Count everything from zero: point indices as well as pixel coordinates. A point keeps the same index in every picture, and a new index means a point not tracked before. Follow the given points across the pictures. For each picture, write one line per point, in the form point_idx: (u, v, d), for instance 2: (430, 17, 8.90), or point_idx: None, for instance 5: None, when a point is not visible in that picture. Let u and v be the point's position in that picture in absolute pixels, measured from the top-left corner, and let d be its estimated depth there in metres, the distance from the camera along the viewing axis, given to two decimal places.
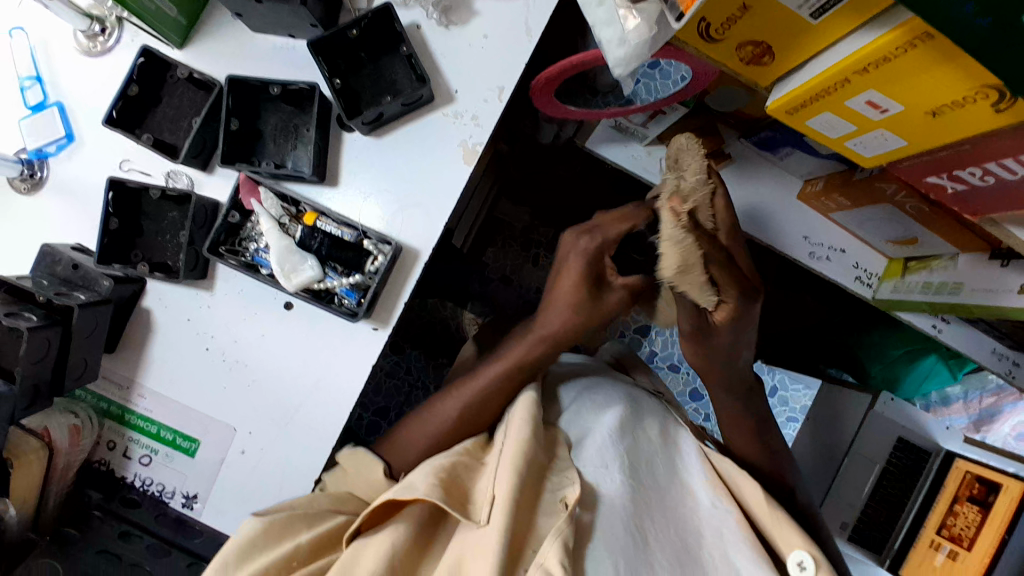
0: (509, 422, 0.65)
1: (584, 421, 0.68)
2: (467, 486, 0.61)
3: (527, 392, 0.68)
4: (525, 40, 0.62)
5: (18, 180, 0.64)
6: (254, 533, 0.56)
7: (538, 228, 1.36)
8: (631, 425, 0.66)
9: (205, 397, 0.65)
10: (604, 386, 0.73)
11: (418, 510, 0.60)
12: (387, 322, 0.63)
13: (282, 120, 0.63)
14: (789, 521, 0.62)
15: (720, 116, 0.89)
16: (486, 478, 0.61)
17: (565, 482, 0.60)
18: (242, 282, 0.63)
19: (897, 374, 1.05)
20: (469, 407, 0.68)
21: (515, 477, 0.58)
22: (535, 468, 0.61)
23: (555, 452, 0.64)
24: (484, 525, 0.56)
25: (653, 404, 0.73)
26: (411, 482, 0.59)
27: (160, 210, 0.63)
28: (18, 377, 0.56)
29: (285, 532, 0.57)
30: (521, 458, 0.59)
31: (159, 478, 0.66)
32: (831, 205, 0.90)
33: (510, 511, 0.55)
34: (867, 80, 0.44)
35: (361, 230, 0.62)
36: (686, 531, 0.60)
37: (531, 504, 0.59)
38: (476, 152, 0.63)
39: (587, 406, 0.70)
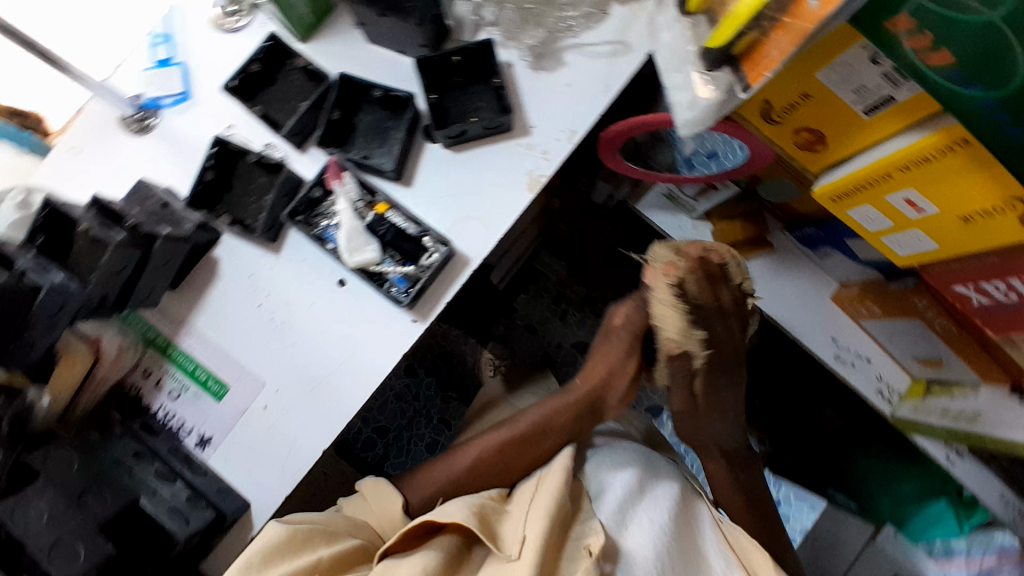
0: (542, 476, 0.72)
1: (606, 476, 0.74)
2: (493, 522, 0.68)
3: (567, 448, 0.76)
4: (603, 94, 0.70)
5: (129, 121, 0.71)
6: (278, 540, 0.62)
7: (569, 286, 1.57)
8: (648, 484, 0.73)
9: (248, 348, 0.70)
10: (624, 445, 0.80)
11: (448, 541, 0.67)
12: (427, 316, 0.68)
13: (376, 120, 0.71)
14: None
15: (768, 206, 0.96)
16: (515, 522, 0.67)
17: (587, 531, 0.67)
18: (308, 251, 0.69)
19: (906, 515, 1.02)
20: (508, 450, 0.76)
21: (547, 519, 0.65)
22: (563, 515, 0.67)
23: (579, 503, 0.71)
24: (516, 560, 0.63)
25: (672, 468, 0.79)
26: (447, 510, 0.67)
27: (250, 175, 0.70)
28: (93, 282, 0.59)
29: (304, 544, 0.64)
30: (551, 505, 0.66)
31: (181, 414, 0.70)
32: (863, 311, 0.93)
33: (541, 549, 0.63)
34: (908, 177, 0.49)
35: (423, 228, 0.68)
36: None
37: (556, 548, 0.65)
38: (540, 182, 0.69)
39: (609, 462, 0.76)
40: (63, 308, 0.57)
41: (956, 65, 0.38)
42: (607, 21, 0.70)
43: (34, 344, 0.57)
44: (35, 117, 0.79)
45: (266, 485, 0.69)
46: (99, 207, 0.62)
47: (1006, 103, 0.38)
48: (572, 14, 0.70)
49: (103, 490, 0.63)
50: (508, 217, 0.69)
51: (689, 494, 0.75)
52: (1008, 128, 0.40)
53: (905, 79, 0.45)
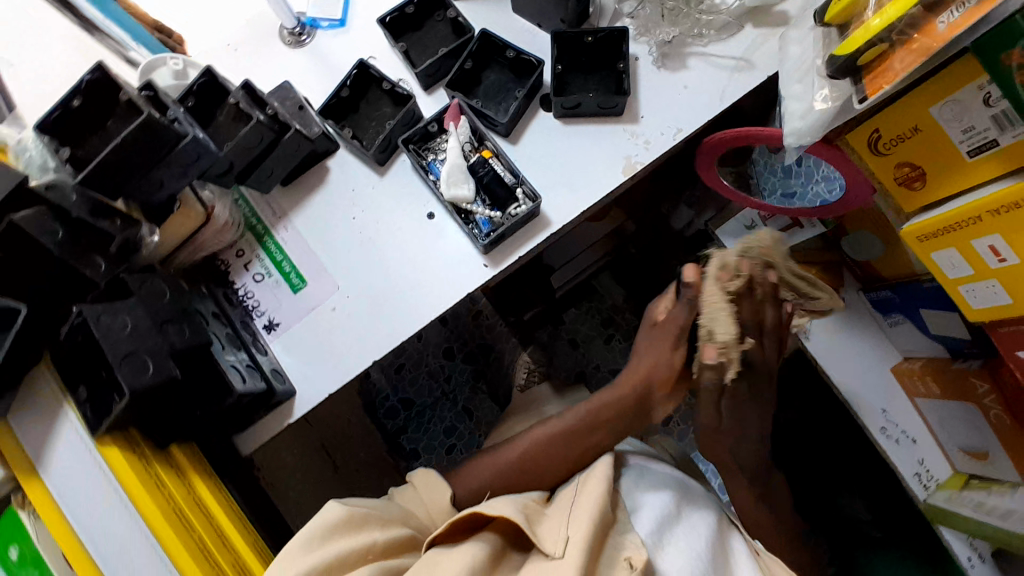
0: (583, 481, 0.77)
1: (644, 498, 0.77)
2: (535, 523, 0.71)
3: (606, 458, 0.81)
4: (716, 102, 0.73)
5: (287, 33, 0.80)
6: (340, 517, 0.67)
7: (621, 311, 1.61)
8: (684, 508, 0.77)
9: (331, 252, 0.76)
10: (658, 469, 0.84)
11: (492, 536, 0.71)
12: (499, 263, 0.73)
13: (501, 80, 0.77)
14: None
15: (847, 261, 0.96)
16: (556, 524, 0.70)
17: (625, 544, 0.69)
18: (410, 180, 0.76)
19: None
20: (552, 447, 0.82)
21: (591, 523, 0.68)
22: (604, 522, 0.70)
23: (616, 514, 0.74)
24: (561, 557, 0.65)
25: (703, 496, 0.82)
26: (494, 505, 0.71)
27: (378, 102, 0.78)
28: (227, 149, 0.66)
29: (362, 523, 0.68)
30: (595, 514, 0.69)
31: (258, 296, 0.76)
32: (920, 388, 0.91)
33: (586, 552, 0.64)
34: (998, 222, 0.51)
35: (519, 179, 0.73)
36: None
37: (598, 552, 0.67)
38: (635, 168, 0.73)
39: (645, 482, 0.80)
40: (193, 162, 0.63)
41: None
42: (740, 34, 0.74)
43: (163, 184, 0.63)
44: (178, 38, 0.84)
45: (315, 378, 0.74)
46: (247, 89, 0.70)
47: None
48: (707, 23, 0.74)
49: (182, 323, 0.61)
50: (598, 192, 0.73)
51: (720, 523, 0.78)
52: None
53: (1014, 124, 0.47)
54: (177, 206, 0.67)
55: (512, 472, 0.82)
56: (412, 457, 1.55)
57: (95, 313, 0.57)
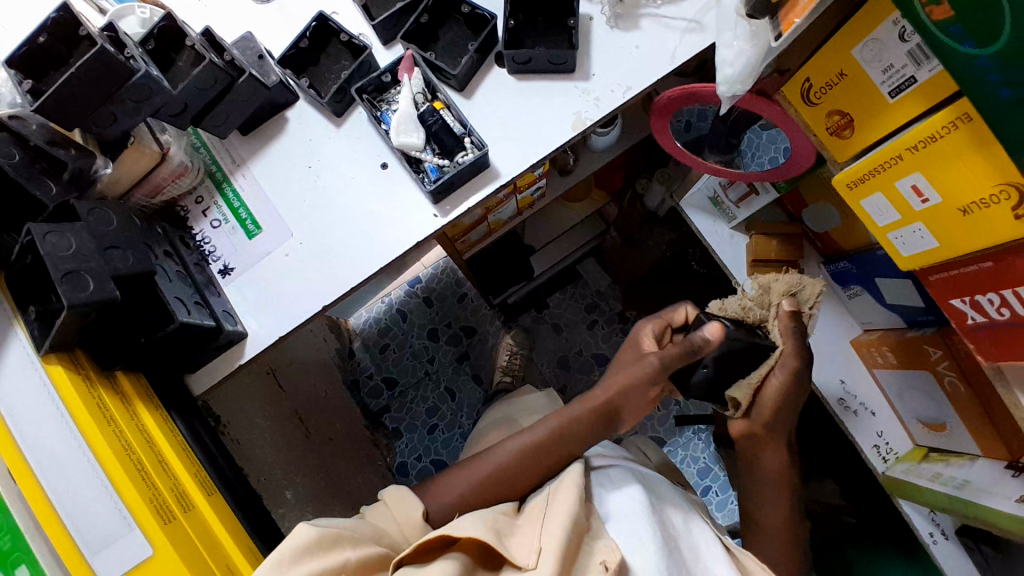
0: (552, 492, 0.76)
1: (613, 502, 0.76)
2: (506, 538, 0.70)
3: (578, 465, 0.79)
4: (667, 61, 0.74)
5: None
6: (312, 540, 0.66)
7: (606, 297, 1.66)
8: (654, 504, 0.76)
9: (287, 199, 0.77)
10: (624, 470, 0.83)
11: (460, 556, 0.69)
12: (448, 213, 0.74)
13: (458, 36, 0.79)
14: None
15: (809, 233, 0.96)
16: (529, 540, 0.69)
17: (598, 553, 0.67)
18: (364, 131, 0.77)
19: None
20: (521, 466, 0.80)
21: (564, 531, 0.67)
22: (578, 531, 0.69)
23: (591, 520, 0.73)
24: (534, 568, 0.65)
25: (666, 489, 0.83)
26: (462, 525, 0.70)
27: (338, 55, 0.80)
28: (180, 89, 0.68)
29: (334, 545, 0.67)
30: (569, 518, 0.69)
31: (215, 241, 0.77)
32: (878, 358, 0.91)
33: (558, 561, 0.64)
34: (917, 159, 0.50)
35: (468, 129, 0.74)
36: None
37: (569, 565, 0.66)
38: (584, 124, 0.74)
39: (612, 484, 0.79)
40: (147, 99, 0.66)
41: (954, 18, 0.40)
42: None
43: (115, 119, 0.66)
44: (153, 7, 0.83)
45: (262, 321, 0.75)
46: (207, 35, 0.72)
47: (999, 58, 0.39)
48: None
49: (125, 249, 0.65)
50: (546, 147, 0.74)
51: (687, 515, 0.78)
52: (965, 44, 0.40)
53: (928, 59, 0.47)
54: (131, 141, 0.69)
55: (483, 487, 0.80)
56: (394, 436, 1.56)
57: (42, 232, 0.60)
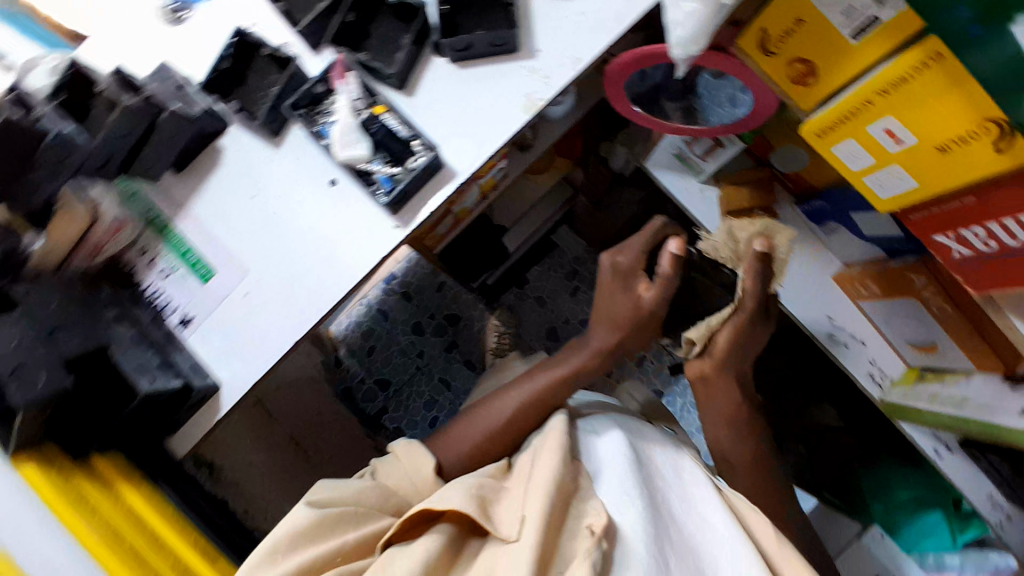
0: (538, 449, 0.74)
1: (602, 453, 0.74)
2: (492, 504, 0.68)
3: (559, 416, 0.79)
4: (614, 22, 0.69)
5: (167, 14, 0.75)
6: (309, 521, 0.65)
7: (586, 261, 1.64)
8: (640, 454, 0.73)
9: (238, 235, 0.73)
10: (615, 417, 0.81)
11: (448, 527, 0.66)
12: (409, 222, 0.70)
13: (390, 29, 0.72)
14: (801, 561, 0.61)
15: (779, 175, 0.94)
16: (514, 505, 0.67)
17: (586, 512, 0.65)
18: (306, 149, 0.72)
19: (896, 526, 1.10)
20: (521, 408, 0.81)
21: (545, 497, 0.64)
22: (562, 492, 0.66)
23: (579, 480, 0.70)
24: (515, 540, 0.62)
25: (657, 433, 0.80)
26: (445, 496, 0.67)
27: (265, 70, 0.73)
28: (99, 138, 0.66)
29: (326, 529, 0.66)
30: (551, 483, 0.66)
31: (168, 292, 0.73)
32: (863, 291, 0.90)
33: (541, 530, 0.61)
34: (888, 103, 0.48)
35: (415, 132, 0.69)
36: (701, 561, 0.63)
37: (556, 527, 0.63)
38: (537, 105, 0.71)
39: (596, 437, 0.77)
40: (66, 159, 0.65)
41: None
42: None
43: (38, 186, 0.66)
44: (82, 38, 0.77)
45: (236, 369, 0.72)
46: (119, 73, 0.68)
47: None
48: None
49: (71, 328, 0.65)
50: (499, 137, 0.70)
51: (676, 460, 0.75)
52: None
53: None
54: (57, 207, 0.66)
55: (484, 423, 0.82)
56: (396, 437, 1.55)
57: None
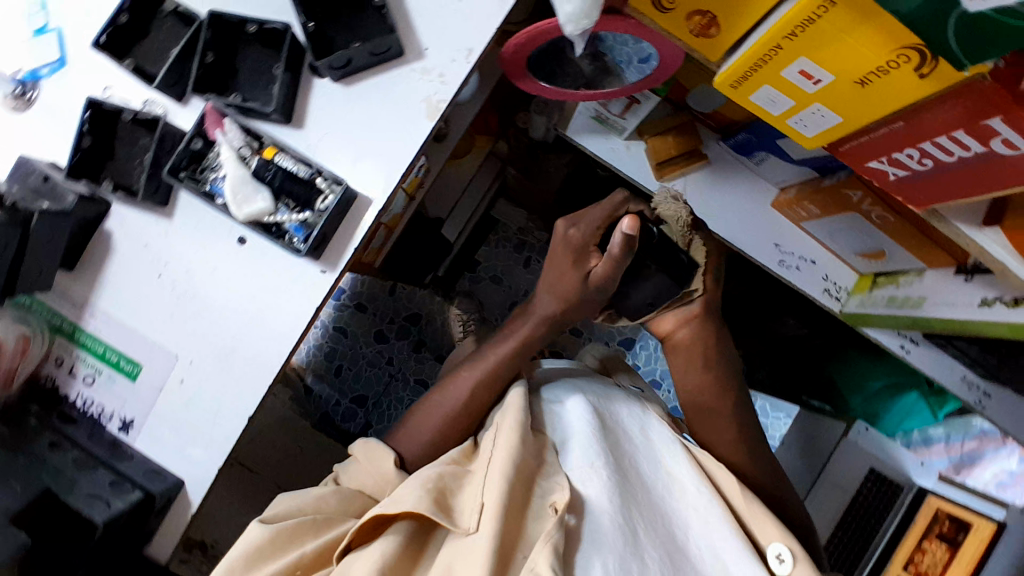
0: (499, 426, 0.69)
1: (568, 420, 0.71)
2: (453, 494, 0.63)
3: (517, 389, 0.74)
4: (497, 5, 0.65)
5: (10, 98, 0.65)
6: (263, 540, 0.61)
7: (530, 231, 1.57)
8: (605, 418, 0.71)
9: (154, 322, 0.66)
10: (578, 382, 0.79)
11: (407, 524, 0.62)
12: (335, 264, 0.65)
13: (258, 60, 0.65)
14: (768, 516, 0.63)
15: (700, 115, 0.92)
16: (473, 490, 0.63)
17: (553, 488, 0.62)
18: (201, 212, 0.65)
19: (877, 409, 1.24)
20: (477, 387, 0.76)
21: (504, 484, 0.61)
22: (524, 472, 0.63)
23: (543, 456, 0.67)
24: (474, 532, 0.58)
25: (621, 393, 0.79)
26: (400, 497, 0.61)
27: (132, 136, 0.65)
28: None
29: (286, 546, 0.62)
30: (508, 465, 0.62)
31: (99, 399, 0.68)
32: (802, 213, 0.90)
33: (499, 519, 0.58)
34: (798, 45, 0.46)
35: (315, 168, 0.64)
36: (672, 525, 0.63)
37: (520, 510, 0.61)
38: (439, 108, 0.65)
39: (561, 404, 0.74)
40: None
41: None
42: None
43: None
44: None
45: (193, 460, 0.66)
46: None
47: None
48: None
49: (8, 480, 0.61)
50: (407, 152, 0.65)
51: (643, 420, 0.74)
52: None
53: None
54: None
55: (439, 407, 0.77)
56: None
57: None
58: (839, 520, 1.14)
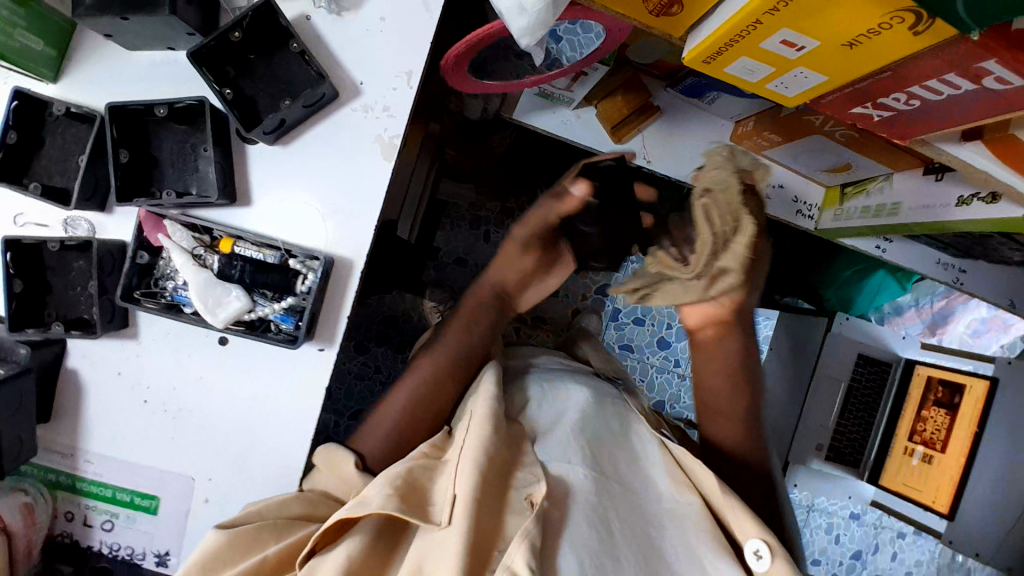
0: (471, 415, 0.64)
1: (546, 417, 0.68)
2: (426, 487, 0.59)
3: (489, 373, 0.70)
4: (425, 19, 0.59)
5: None
6: (220, 547, 0.53)
7: (484, 205, 1.42)
8: (589, 413, 0.68)
9: (152, 452, 0.61)
10: (563, 378, 0.75)
11: (373, 520, 0.57)
12: (332, 339, 0.60)
13: (177, 142, 0.58)
14: (745, 510, 0.58)
15: (643, 67, 0.88)
16: (447, 477, 0.59)
17: (529, 478, 0.58)
18: (167, 324, 0.59)
19: (850, 295, 1.15)
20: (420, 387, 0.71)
21: (474, 471, 0.56)
22: (497, 465, 0.59)
23: (519, 447, 0.62)
24: (447, 526, 0.53)
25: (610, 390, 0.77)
26: (365, 497, 0.55)
27: (64, 262, 0.58)
28: None
29: (253, 544, 0.55)
30: (481, 455, 0.58)
31: (126, 541, 0.63)
32: (764, 142, 0.89)
33: (471, 509, 0.54)
34: (780, 18, 0.43)
35: (284, 250, 0.58)
36: (648, 523, 0.58)
37: (496, 505, 0.56)
38: (395, 145, 0.60)
39: (548, 397, 0.71)
40: None
41: None
42: None
43: None
44: None
45: None
46: None
47: None
48: None
49: None
50: (375, 201, 0.60)
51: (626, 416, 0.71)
52: None
53: None
54: None
55: (417, 411, 0.69)
56: None
57: None
58: (834, 428, 1.14)
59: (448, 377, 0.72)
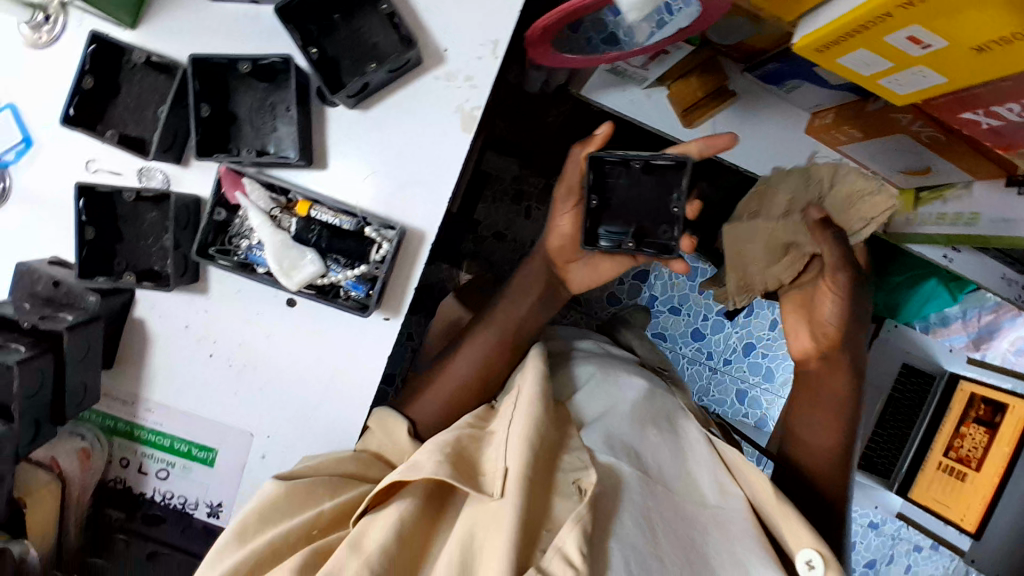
0: (519, 391, 0.64)
1: (595, 407, 0.67)
2: (473, 456, 0.59)
3: (535, 352, 0.69)
4: None
5: None
6: (277, 496, 0.56)
7: (527, 178, 1.27)
8: (637, 404, 0.66)
9: (211, 406, 0.62)
10: (614, 366, 0.73)
11: (423, 485, 0.57)
12: (398, 310, 0.60)
13: (256, 99, 0.57)
14: (801, 520, 0.57)
15: (722, 49, 0.84)
16: (496, 448, 0.58)
17: (578, 464, 0.57)
18: (238, 282, 0.59)
19: (898, 300, 1.09)
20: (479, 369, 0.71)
21: (525, 451, 0.55)
22: (546, 446, 0.58)
23: (566, 431, 0.62)
24: (500, 497, 0.53)
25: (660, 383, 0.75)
26: (417, 461, 0.55)
27: (137, 213, 0.58)
28: (17, 415, 0.53)
29: (309, 500, 0.57)
30: (535, 437, 0.57)
31: (179, 491, 0.65)
32: (841, 138, 0.84)
33: (522, 484, 0.53)
34: (912, 13, 0.41)
35: (360, 217, 0.58)
36: (693, 524, 0.56)
37: (545, 488, 0.55)
38: (475, 117, 0.58)
39: (598, 386, 0.70)
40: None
41: None
42: None
43: None
44: None
45: None
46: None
47: None
48: None
49: None
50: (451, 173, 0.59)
51: (675, 412, 0.70)
52: None
53: None
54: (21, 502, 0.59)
55: (473, 386, 0.71)
56: None
57: None
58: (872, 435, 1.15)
59: (501, 355, 0.71)
